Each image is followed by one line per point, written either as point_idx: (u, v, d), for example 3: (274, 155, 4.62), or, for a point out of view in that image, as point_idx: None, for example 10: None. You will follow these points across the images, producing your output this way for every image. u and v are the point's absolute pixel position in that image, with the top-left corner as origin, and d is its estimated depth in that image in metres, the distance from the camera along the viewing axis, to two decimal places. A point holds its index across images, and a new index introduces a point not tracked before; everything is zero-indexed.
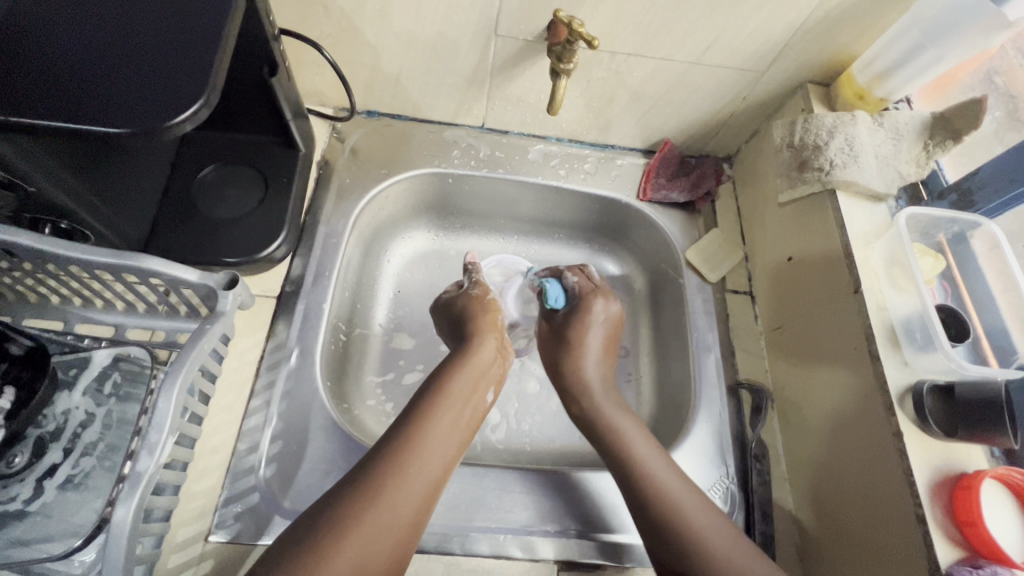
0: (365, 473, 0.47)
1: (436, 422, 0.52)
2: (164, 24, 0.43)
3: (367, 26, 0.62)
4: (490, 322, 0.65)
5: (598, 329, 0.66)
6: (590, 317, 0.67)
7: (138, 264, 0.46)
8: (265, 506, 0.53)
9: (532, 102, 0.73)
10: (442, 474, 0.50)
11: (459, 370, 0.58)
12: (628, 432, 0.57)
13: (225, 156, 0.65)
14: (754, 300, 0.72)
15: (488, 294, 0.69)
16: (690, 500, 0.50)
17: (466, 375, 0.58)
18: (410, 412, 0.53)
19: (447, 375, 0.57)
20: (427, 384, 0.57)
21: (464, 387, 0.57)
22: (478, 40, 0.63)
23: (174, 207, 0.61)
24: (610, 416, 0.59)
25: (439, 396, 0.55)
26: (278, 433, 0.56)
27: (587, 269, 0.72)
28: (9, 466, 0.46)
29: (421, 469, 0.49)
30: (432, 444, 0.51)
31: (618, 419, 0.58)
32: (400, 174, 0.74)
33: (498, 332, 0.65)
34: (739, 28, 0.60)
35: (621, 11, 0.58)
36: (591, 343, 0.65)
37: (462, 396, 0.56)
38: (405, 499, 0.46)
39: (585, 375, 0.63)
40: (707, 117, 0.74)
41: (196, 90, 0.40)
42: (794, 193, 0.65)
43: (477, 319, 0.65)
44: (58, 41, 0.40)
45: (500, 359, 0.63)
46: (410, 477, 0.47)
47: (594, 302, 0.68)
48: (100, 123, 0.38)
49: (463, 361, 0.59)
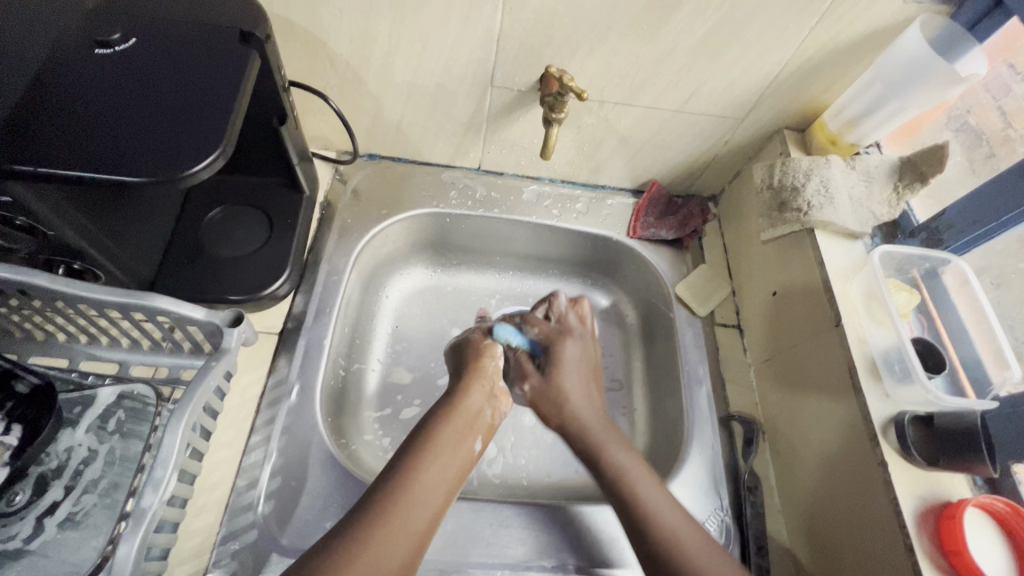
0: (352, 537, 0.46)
1: (422, 476, 0.51)
2: (181, 81, 0.46)
3: (370, 77, 0.66)
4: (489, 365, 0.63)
5: (574, 374, 0.64)
6: (560, 359, 0.65)
7: (146, 302, 0.49)
8: (263, 544, 0.53)
9: (526, 146, 0.77)
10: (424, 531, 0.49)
11: (445, 423, 0.56)
12: (636, 478, 0.55)
13: (232, 198, 0.67)
14: (743, 334, 0.74)
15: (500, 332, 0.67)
16: (667, 509, 0.53)
17: (454, 427, 0.56)
18: (395, 466, 0.52)
19: (430, 430, 0.55)
20: (413, 433, 0.56)
21: (451, 440, 0.55)
22: (475, 91, 0.67)
23: (182, 246, 0.63)
24: (620, 457, 0.57)
25: (425, 447, 0.54)
26: (277, 469, 0.57)
27: (553, 299, 0.70)
28: (10, 504, 0.46)
29: (398, 537, 0.47)
30: (413, 504, 0.50)
31: (626, 459, 0.57)
32: (400, 214, 0.77)
33: (489, 379, 0.61)
34: (718, 80, 0.65)
35: (608, 65, 0.63)
36: (571, 388, 0.63)
37: (449, 449, 0.55)
38: (389, 552, 0.46)
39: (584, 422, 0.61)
40: (692, 159, 0.78)
41: (212, 141, 0.43)
42: (774, 231, 0.68)
43: (470, 365, 0.62)
44: (81, 96, 0.43)
45: (491, 408, 0.61)
46: (395, 529, 0.47)
47: (563, 344, 0.66)
48: (127, 178, 0.41)
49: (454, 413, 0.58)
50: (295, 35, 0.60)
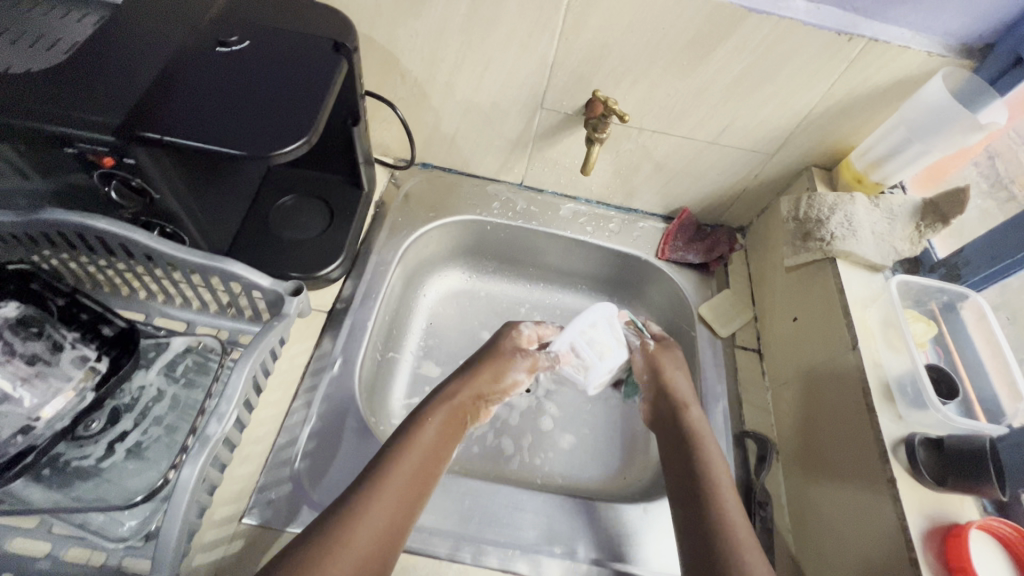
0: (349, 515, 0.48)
1: (396, 476, 0.52)
2: (281, 79, 0.54)
3: (434, 93, 0.74)
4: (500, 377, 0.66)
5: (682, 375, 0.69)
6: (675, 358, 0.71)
7: (223, 266, 0.56)
8: (296, 497, 0.57)
9: (567, 166, 0.83)
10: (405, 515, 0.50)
11: (425, 426, 0.57)
12: (719, 480, 0.57)
13: (300, 188, 0.75)
14: (763, 358, 0.77)
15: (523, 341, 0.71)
16: (733, 501, 0.55)
17: (435, 430, 0.57)
18: (374, 465, 0.53)
19: (417, 428, 0.57)
20: (396, 434, 0.56)
21: (433, 442, 0.56)
22: (526, 111, 0.75)
23: (252, 226, 0.71)
24: (713, 459, 0.59)
25: (405, 448, 0.54)
26: (315, 431, 0.62)
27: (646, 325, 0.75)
28: (88, 428, 0.53)
29: (372, 524, 0.48)
30: (397, 492, 0.51)
31: (714, 461, 0.59)
32: (446, 218, 0.84)
33: (481, 386, 0.65)
34: (750, 117, 0.70)
35: (649, 96, 0.70)
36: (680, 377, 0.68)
37: (428, 450, 0.55)
38: (357, 553, 0.46)
39: (682, 403, 0.66)
40: (723, 189, 0.83)
41: (301, 131, 0.51)
42: (798, 259, 0.71)
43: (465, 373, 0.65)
44: (200, 85, 0.52)
45: (469, 418, 0.63)
46: (359, 531, 0.47)
47: (671, 347, 0.72)
48: (241, 155, 0.48)
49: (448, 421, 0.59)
50: (374, 51, 0.69)
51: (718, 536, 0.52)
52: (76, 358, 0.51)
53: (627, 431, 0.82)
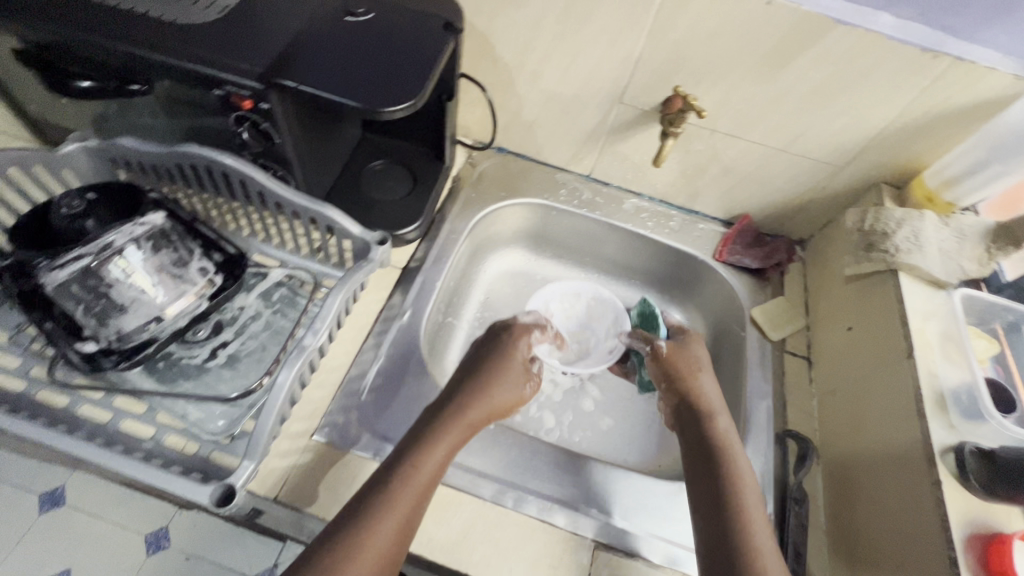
0: (351, 530, 0.47)
1: (395, 508, 0.49)
2: (396, 48, 0.61)
3: (520, 80, 0.80)
4: (506, 376, 0.64)
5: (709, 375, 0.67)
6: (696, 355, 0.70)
7: (322, 210, 0.64)
8: (361, 424, 0.63)
9: (636, 161, 0.87)
10: (404, 532, 0.49)
11: (431, 447, 0.54)
12: (744, 480, 0.55)
13: (389, 154, 0.82)
14: (812, 365, 0.77)
15: (523, 345, 0.69)
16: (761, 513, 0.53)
17: (445, 446, 0.55)
18: (373, 492, 0.50)
19: (423, 450, 0.54)
20: (398, 458, 0.53)
21: (435, 463, 0.53)
22: (604, 105, 0.79)
23: (344, 184, 0.78)
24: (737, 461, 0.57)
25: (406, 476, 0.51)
26: (381, 371, 0.67)
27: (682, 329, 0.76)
28: (196, 334, 0.61)
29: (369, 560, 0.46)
30: (399, 506, 0.49)
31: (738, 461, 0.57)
32: (515, 199, 0.89)
33: (496, 387, 0.62)
34: (824, 127, 0.72)
35: (726, 98, 0.73)
36: (705, 376, 0.67)
37: (431, 473, 0.53)
38: None
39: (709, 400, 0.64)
40: (788, 198, 0.85)
41: (410, 95, 0.57)
42: (860, 268, 0.72)
43: (480, 379, 0.62)
44: (329, 47, 0.59)
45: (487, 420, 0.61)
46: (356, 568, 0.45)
47: (696, 344, 0.72)
48: (363, 111, 0.55)
49: (451, 423, 0.56)
50: (473, 36, 0.75)
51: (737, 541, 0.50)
52: (199, 269, 0.60)
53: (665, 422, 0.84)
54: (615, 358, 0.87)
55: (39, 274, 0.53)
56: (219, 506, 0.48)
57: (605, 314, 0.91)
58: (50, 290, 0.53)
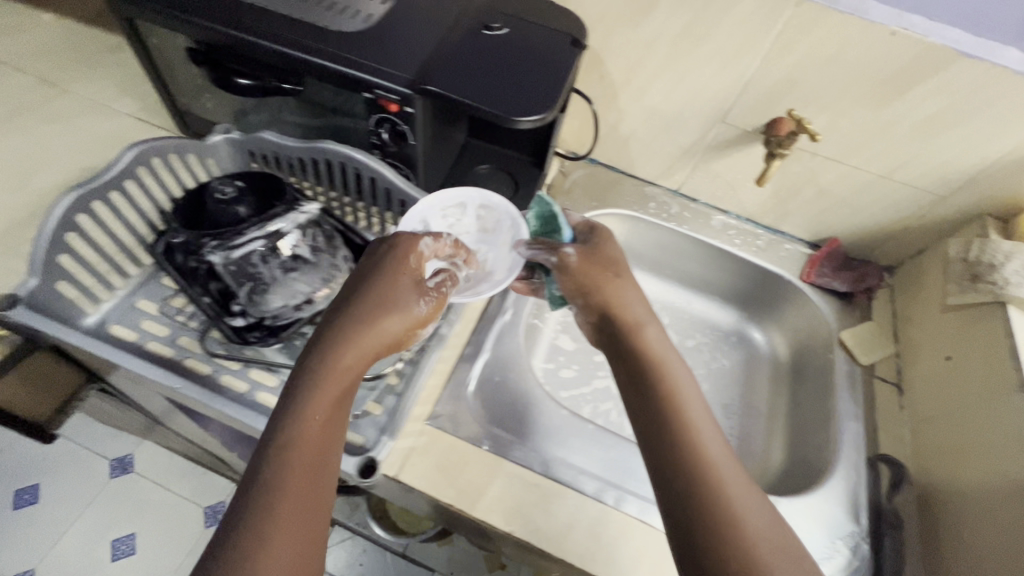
0: (246, 540, 0.40)
1: (287, 482, 0.43)
2: (530, 62, 0.64)
3: (624, 95, 0.83)
4: (397, 290, 0.54)
5: (631, 290, 0.56)
6: (605, 265, 0.58)
7: (444, 210, 0.67)
8: (469, 414, 0.66)
9: (729, 180, 0.89)
10: (314, 517, 0.43)
11: (314, 400, 0.46)
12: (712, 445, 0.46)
13: (494, 160, 0.86)
14: (903, 392, 0.77)
15: (412, 262, 0.56)
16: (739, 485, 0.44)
17: (327, 391, 0.47)
18: (263, 475, 0.43)
19: (306, 408, 0.46)
20: (277, 425, 0.45)
21: (310, 415, 0.46)
22: (706, 123, 0.82)
23: (451, 185, 0.82)
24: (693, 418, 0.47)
25: (295, 446, 0.44)
26: (487, 364, 0.72)
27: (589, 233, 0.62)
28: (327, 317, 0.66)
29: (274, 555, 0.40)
30: (300, 470, 0.44)
31: (701, 422, 0.47)
32: (606, 209, 0.92)
33: (378, 308, 0.52)
34: (932, 156, 0.73)
35: (833, 123, 0.74)
36: (624, 283, 0.56)
37: (314, 429, 0.46)
38: None
39: (651, 340, 0.53)
40: (882, 224, 0.85)
41: (546, 106, 0.61)
42: (963, 298, 0.72)
43: (351, 309, 0.52)
44: (470, 58, 0.64)
45: (388, 346, 0.53)
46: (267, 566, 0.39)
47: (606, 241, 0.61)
48: (504, 120, 0.59)
49: (324, 374, 0.48)
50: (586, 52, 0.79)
51: (720, 533, 0.42)
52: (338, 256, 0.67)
53: (745, 438, 0.85)
54: (514, 276, 0.64)
55: (210, 253, 0.62)
56: (361, 476, 0.55)
57: (497, 222, 0.69)
58: (218, 267, 0.61)
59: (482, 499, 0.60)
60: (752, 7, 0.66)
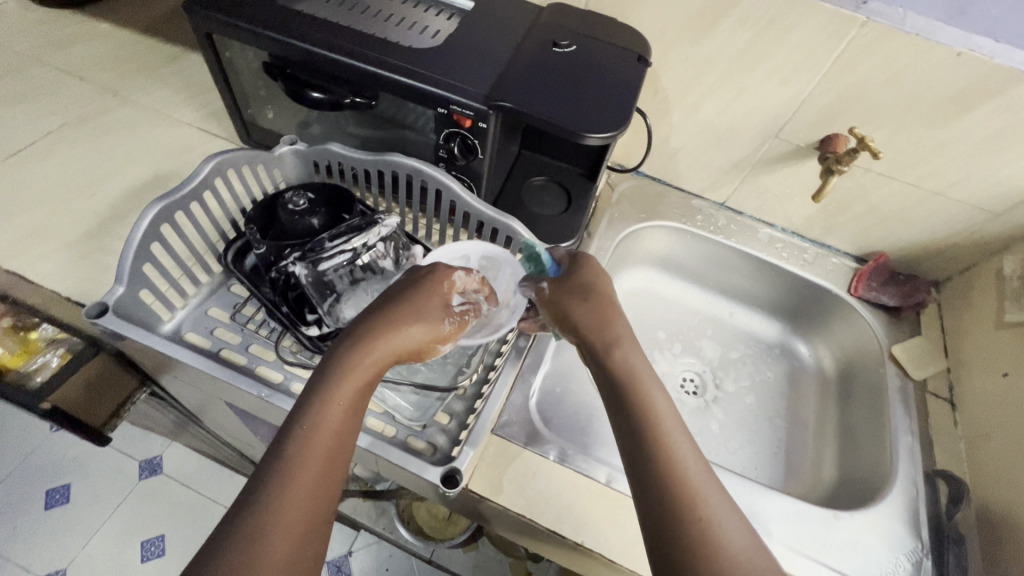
0: (251, 527, 0.42)
1: (294, 480, 0.44)
2: (597, 80, 0.66)
3: (677, 110, 0.84)
4: (422, 300, 0.55)
5: (620, 317, 0.52)
6: (595, 286, 0.55)
7: (508, 222, 0.68)
8: (535, 424, 0.67)
9: (777, 194, 0.90)
10: (318, 506, 0.44)
11: (330, 398, 0.47)
12: (699, 480, 0.44)
13: (548, 173, 0.87)
14: (956, 408, 0.77)
15: (446, 286, 0.57)
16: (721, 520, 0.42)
17: (346, 389, 0.48)
18: (272, 468, 0.44)
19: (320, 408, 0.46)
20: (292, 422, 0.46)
21: (319, 415, 0.46)
22: (758, 138, 0.82)
23: (506, 198, 0.84)
24: (683, 452, 0.45)
25: (305, 442, 0.45)
26: (548, 376, 0.75)
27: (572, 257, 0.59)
28: None
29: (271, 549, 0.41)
30: (307, 469, 0.45)
31: (687, 456, 0.45)
32: (654, 221, 0.93)
33: (403, 317, 0.53)
34: (988, 173, 0.73)
35: (890, 139, 0.75)
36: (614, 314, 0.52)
37: (329, 428, 0.46)
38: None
39: (638, 368, 0.49)
40: (931, 239, 0.85)
41: (617, 120, 0.62)
42: (1020, 315, 0.72)
43: (373, 314, 0.52)
44: (540, 76, 0.65)
45: (405, 354, 0.53)
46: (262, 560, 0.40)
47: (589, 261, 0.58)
48: (578, 135, 0.60)
49: (341, 372, 0.48)
50: None
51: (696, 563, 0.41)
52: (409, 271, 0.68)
53: (793, 451, 0.85)
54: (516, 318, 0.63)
55: (292, 265, 0.62)
56: (447, 488, 0.56)
57: (501, 272, 0.67)
58: (300, 278, 0.62)
59: (550, 509, 0.60)
60: (814, 28, 0.67)
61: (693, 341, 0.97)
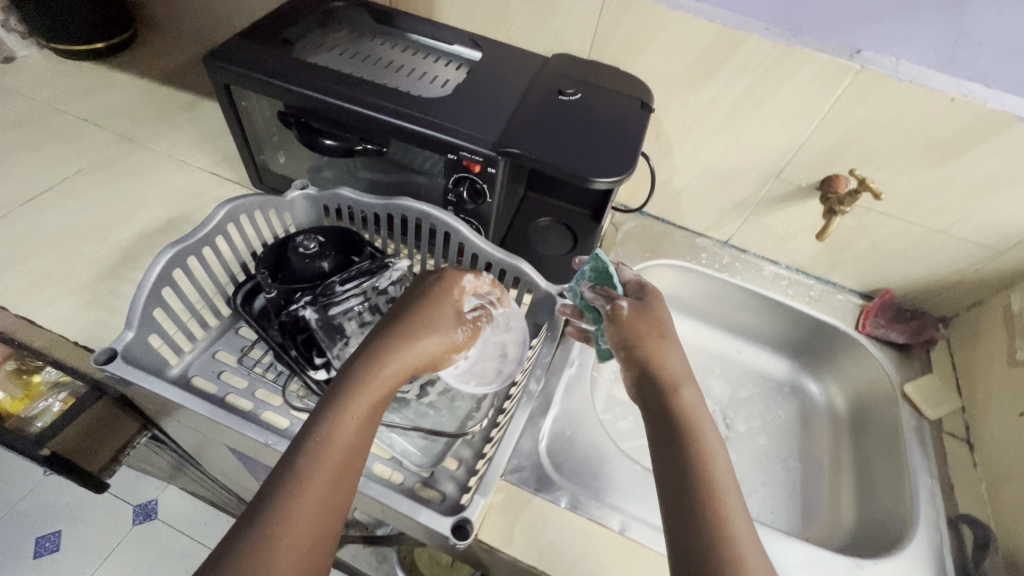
0: (255, 542, 0.40)
1: (305, 493, 0.43)
2: (603, 126, 0.68)
3: (679, 152, 0.86)
4: (436, 314, 0.55)
5: (678, 352, 0.53)
6: (657, 320, 0.56)
7: (517, 264, 0.69)
8: (546, 468, 0.65)
9: (780, 232, 0.91)
10: (326, 521, 0.43)
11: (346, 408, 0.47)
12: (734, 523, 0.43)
13: (553, 214, 0.88)
14: (974, 448, 0.76)
15: (456, 294, 0.58)
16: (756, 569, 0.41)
17: (360, 402, 0.47)
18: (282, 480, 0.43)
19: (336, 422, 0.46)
20: (308, 434, 0.45)
21: (332, 427, 0.45)
22: (759, 179, 0.84)
23: (513, 238, 0.85)
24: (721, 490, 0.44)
25: (319, 455, 0.44)
26: (556, 419, 0.72)
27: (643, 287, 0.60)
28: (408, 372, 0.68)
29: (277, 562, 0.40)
30: (318, 482, 0.43)
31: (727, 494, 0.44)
32: (660, 259, 0.93)
33: (418, 328, 0.53)
34: (989, 212, 0.75)
35: (890, 178, 0.76)
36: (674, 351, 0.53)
37: (345, 441, 0.46)
38: None
39: (689, 404, 0.49)
40: (936, 277, 0.86)
41: (624, 165, 0.63)
42: None
43: (393, 326, 0.53)
44: (546, 123, 0.67)
45: (419, 364, 0.53)
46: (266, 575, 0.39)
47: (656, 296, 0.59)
48: (585, 179, 0.61)
49: (361, 385, 0.48)
50: None
51: None
52: None
53: (810, 494, 0.83)
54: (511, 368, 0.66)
55: (303, 308, 0.62)
56: (458, 538, 0.54)
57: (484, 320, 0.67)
58: (310, 321, 0.62)
59: (563, 559, 0.58)
60: (810, 76, 0.70)
61: (702, 380, 0.95)
